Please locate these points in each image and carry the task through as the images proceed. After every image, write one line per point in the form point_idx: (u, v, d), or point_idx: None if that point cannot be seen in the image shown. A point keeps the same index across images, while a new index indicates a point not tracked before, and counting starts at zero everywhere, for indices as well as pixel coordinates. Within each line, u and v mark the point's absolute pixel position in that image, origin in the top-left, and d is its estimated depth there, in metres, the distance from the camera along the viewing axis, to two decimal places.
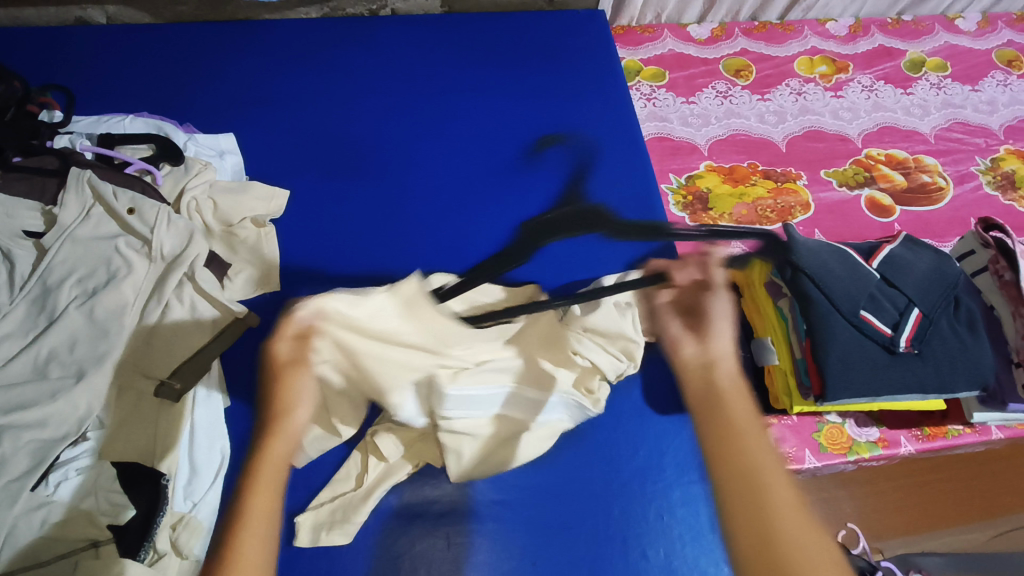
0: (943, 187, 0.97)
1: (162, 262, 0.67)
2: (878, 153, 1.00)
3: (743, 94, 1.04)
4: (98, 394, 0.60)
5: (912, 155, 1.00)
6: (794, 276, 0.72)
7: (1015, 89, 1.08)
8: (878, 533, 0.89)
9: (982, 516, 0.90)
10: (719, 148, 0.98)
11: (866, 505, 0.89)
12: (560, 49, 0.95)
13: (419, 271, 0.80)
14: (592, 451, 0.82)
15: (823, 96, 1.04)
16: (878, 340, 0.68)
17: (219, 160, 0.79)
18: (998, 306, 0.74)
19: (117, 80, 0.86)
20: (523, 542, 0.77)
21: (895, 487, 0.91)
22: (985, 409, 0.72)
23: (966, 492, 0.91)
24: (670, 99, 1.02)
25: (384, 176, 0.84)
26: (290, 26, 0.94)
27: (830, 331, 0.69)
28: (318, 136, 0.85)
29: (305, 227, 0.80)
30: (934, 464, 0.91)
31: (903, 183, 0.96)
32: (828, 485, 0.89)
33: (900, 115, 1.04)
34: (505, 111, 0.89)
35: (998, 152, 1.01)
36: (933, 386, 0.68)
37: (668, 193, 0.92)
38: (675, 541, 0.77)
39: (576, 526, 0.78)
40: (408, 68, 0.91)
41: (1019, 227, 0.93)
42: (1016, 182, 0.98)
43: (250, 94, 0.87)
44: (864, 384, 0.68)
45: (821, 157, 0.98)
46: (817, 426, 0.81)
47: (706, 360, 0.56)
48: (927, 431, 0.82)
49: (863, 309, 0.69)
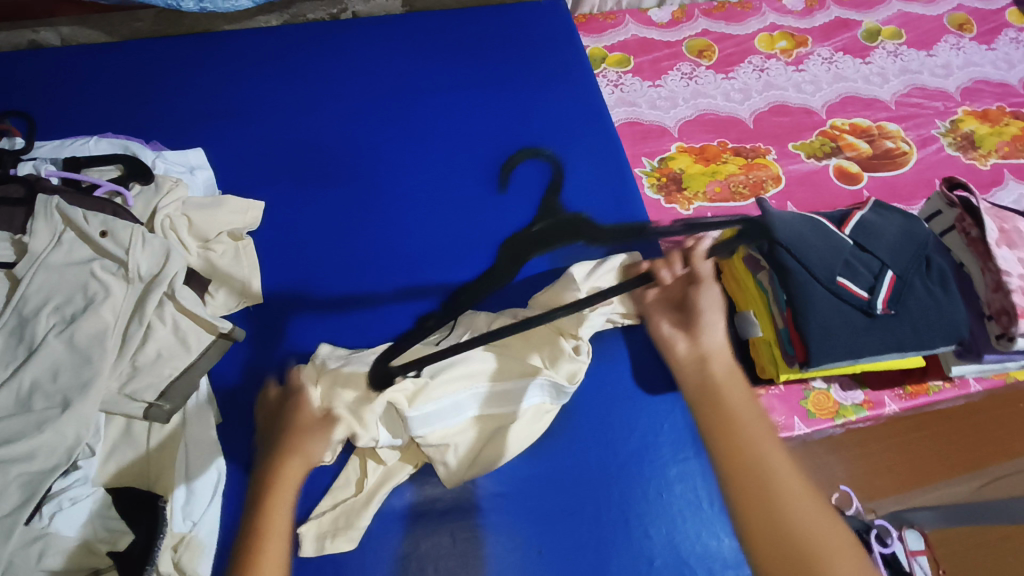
0: (907, 151, 1.06)
1: (140, 283, 0.66)
2: (843, 123, 1.09)
3: (708, 74, 1.12)
4: (85, 422, 0.58)
5: (876, 123, 1.08)
6: (771, 249, 0.73)
7: (967, 51, 1.17)
8: (871, 495, 0.89)
9: (968, 468, 0.90)
10: (688, 129, 1.07)
11: (858, 468, 0.89)
12: (522, 40, 1.01)
13: (400, 262, 0.83)
14: (581, 430, 0.73)
15: (784, 71, 1.13)
16: (856, 304, 0.70)
17: (190, 176, 0.82)
18: (967, 262, 0.78)
19: (102, 102, 0.90)
20: (527, 532, 0.68)
21: (884, 447, 0.90)
22: (963, 362, 0.78)
23: (949, 446, 0.91)
24: (637, 83, 1.10)
25: (357, 180, 0.88)
26: (249, 35, 0.98)
27: (809, 298, 0.70)
28: (291, 143, 0.90)
29: (284, 234, 0.84)
30: (916, 422, 0.91)
31: (868, 150, 1.05)
32: (820, 452, 0.88)
33: (861, 83, 1.13)
34: (476, 104, 0.94)
35: (956, 114, 1.10)
36: (911, 344, 0.71)
37: (642, 177, 1.00)
38: (677, 518, 0.69)
39: (582, 513, 0.69)
40: (375, 69, 0.96)
41: (981, 183, 1.02)
42: (976, 140, 1.07)
43: (216, 107, 0.91)
44: (846, 349, 0.70)
45: (787, 130, 1.07)
46: (803, 394, 0.85)
47: (700, 354, 0.64)
48: (908, 389, 0.86)
49: (840, 276, 0.71)
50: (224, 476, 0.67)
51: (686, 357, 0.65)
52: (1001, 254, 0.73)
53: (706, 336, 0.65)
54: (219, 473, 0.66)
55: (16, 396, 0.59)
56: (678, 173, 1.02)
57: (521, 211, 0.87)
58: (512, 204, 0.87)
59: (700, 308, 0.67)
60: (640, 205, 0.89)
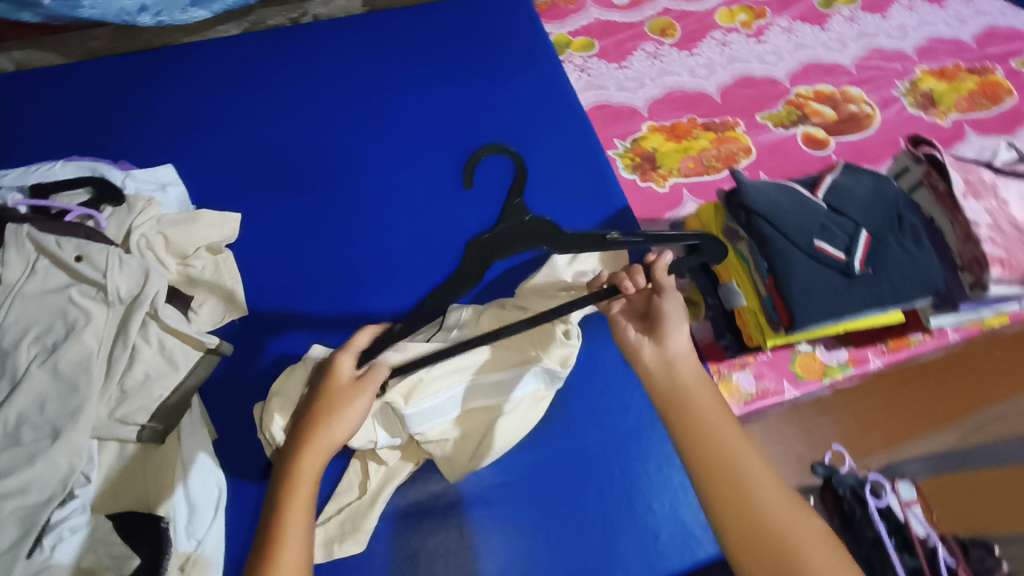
0: (870, 114, 1.08)
1: (121, 305, 0.65)
2: (807, 91, 1.10)
3: (671, 52, 1.13)
4: (78, 450, 0.57)
5: (838, 89, 1.10)
6: (748, 219, 0.74)
7: (920, 12, 1.20)
8: (862, 452, 0.90)
9: (951, 419, 0.92)
10: (657, 108, 1.08)
11: (846, 425, 0.90)
12: (485, 32, 1.01)
13: (384, 264, 0.83)
14: (578, 412, 0.74)
15: (746, 44, 1.14)
16: (834, 266, 0.72)
17: (163, 194, 0.80)
18: (936, 216, 0.80)
19: (64, 124, 0.88)
20: (532, 517, 0.69)
21: (869, 402, 0.92)
22: (939, 314, 0.81)
23: (931, 398, 0.93)
24: (603, 66, 1.11)
25: (332, 184, 0.88)
26: (209, 46, 0.97)
27: (789, 264, 0.72)
28: (262, 152, 0.89)
29: (264, 244, 0.83)
30: (900, 377, 0.93)
31: (833, 115, 1.07)
32: (809, 414, 0.90)
33: (822, 50, 1.15)
34: (445, 99, 0.94)
35: (915, 73, 1.12)
36: (890, 299, 0.73)
37: (617, 159, 1.01)
38: (679, 490, 0.71)
39: (584, 494, 0.70)
40: (340, 71, 0.95)
41: (944, 139, 1.05)
42: (935, 99, 1.09)
43: (183, 121, 0.90)
44: (828, 309, 0.72)
45: (753, 102, 1.08)
46: (791, 358, 0.88)
47: (665, 361, 0.60)
48: (890, 344, 0.91)
49: (817, 239, 0.72)
50: (224, 491, 0.67)
51: (654, 364, 0.61)
52: (968, 207, 0.76)
53: (672, 340, 0.61)
54: (219, 488, 0.66)
55: (4, 429, 0.58)
56: (651, 152, 1.03)
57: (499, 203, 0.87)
58: (490, 197, 0.88)
59: (663, 314, 0.62)
60: (616, 187, 0.90)
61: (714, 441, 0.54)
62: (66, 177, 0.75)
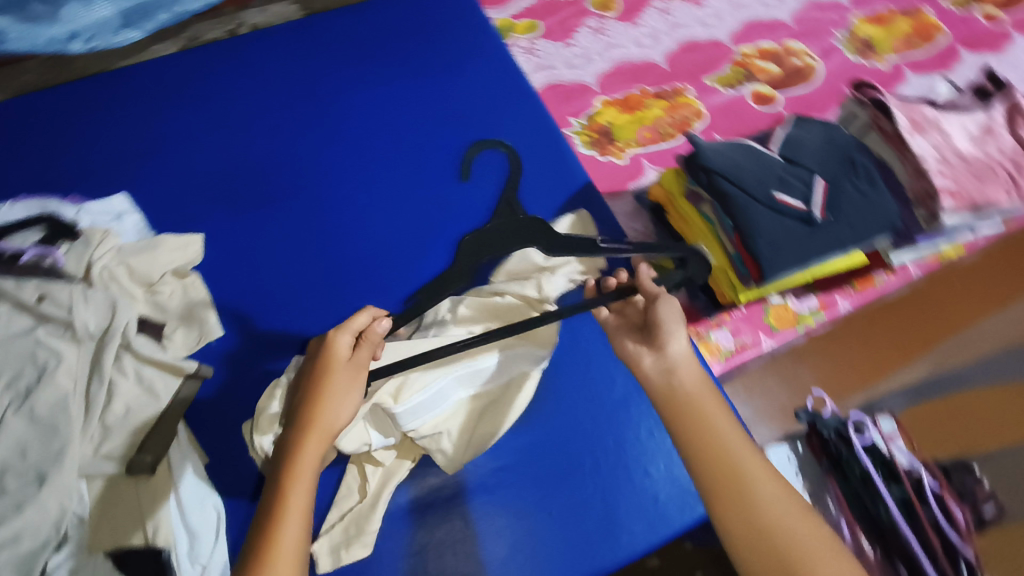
0: (813, 65, 1.10)
1: (92, 340, 0.64)
2: (750, 49, 1.12)
3: (615, 25, 1.14)
4: (68, 491, 0.56)
5: (780, 44, 1.12)
6: (709, 179, 0.76)
7: None
8: (841, 396, 0.93)
9: (920, 350, 0.96)
10: (608, 82, 1.08)
11: (823, 371, 0.93)
12: (429, 24, 1.00)
13: (356, 267, 0.83)
14: (565, 389, 0.75)
15: (687, 9, 1.16)
16: (795, 216, 0.74)
17: (117, 223, 0.81)
18: (886, 156, 0.82)
19: (5, 164, 0.85)
20: (533, 498, 0.70)
21: (842, 346, 0.94)
22: (899, 250, 0.82)
23: (901, 333, 0.96)
24: (550, 46, 1.11)
25: (293, 193, 0.87)
26: (148, 66, 0.94)
27: (753, 218, 0.73)
28: (217, 170, 0.87)
29: (231, 261, 0.82)
30: (869, 317, 0.95)
31: (778, 71, 1.09)
32: (787, 363, 0.93)
33: (760, 8, 1.17)
34: (397, 96, 0.94)
35: (851, 21, 1.15)
36: (850, 241, 0.75)
37: (574, 137, 1.02)
38: (673, 451, 0.72)
39: (581, 468, 0.72)
40: (287, 79, 0.94)
41: (885, 82, 1.08)
42: (873, 44, 1.12)
43: (130, 147, 0.88)
44: (794, 257, 0.73)
45: (700, 66, 1.10)
46: (765, 311, 0.90)
47: (665, 368, 0.64)
48: (856, 285, 0.94)
49: (776, 191, 0.74)
50: (224, 513, 0.66)
51: (654, 371, 0.64)
52: (914, 142, 0.79)
53: (672, 346, 0.64)
54: (218, 511, 0.65)
55: None
56: (607, 126, 1.05)
57: (467, 194, 0.88)
58: (456, 188, 0.88)
59: (660, 320, 0.65)
60: (577, 165, 0.91)
61: (718, 454, 0.57)
62: (19, 216, 0.80)
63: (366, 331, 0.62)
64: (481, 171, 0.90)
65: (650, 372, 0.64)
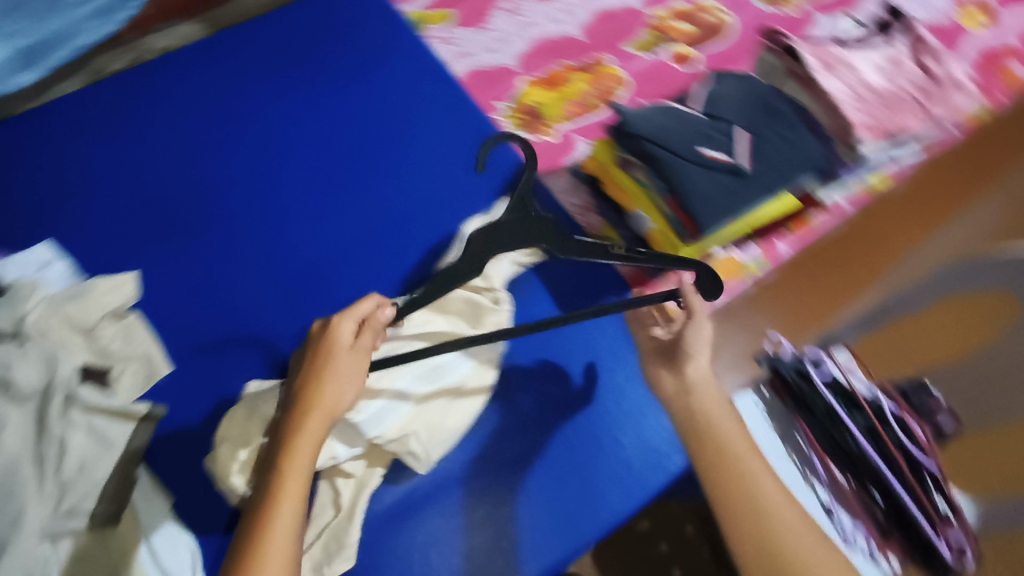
0: (726, 21, 1.12)
1: (34, 397, 0.61)
2: (664, 11, 1.13)
3: (530, 3, 1.12)
4: (30, 556, 0.55)
5: (692, 3, 1.14)
6: (635, 144, 0.77)
7: None
8: (795, 335, 0.97)
9: (868, 282, 0.99)
10: (529, 61, 1.07)
11: (774, 315, 0.97)
12: (340, 25, 0.98)
13: (301, 282, 0.82)
14: (526, 374, 0.77)
15: None
16: (722, 167, 0.76)
17: (45, 272, 0.78)
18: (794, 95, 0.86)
19: None
20: (508, 483, 0.72)
21: (791, 289, 0.99)
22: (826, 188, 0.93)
23: (846, 270, 1.00)
24: (467, 33, 1.09)
25: (226, 218, 0.85)
26: (51, 107, 0.90)
27: (682, 174, 0.75)
28: (142, 205, 0.85)
29: (171, 296, 0.80)
30: (812, 257, 1.00)
31: (693, 30, 1.11)
32: (739, 311, 0.96)
33: None
34: (316, 103, 0.92)
35: None
36: (777, 183, 0.77)
37: (503, 121, 1.01)
38: (637, 417, 0.75)
39: (552, 447, 0.74)
40: (201, 101, 0.91)
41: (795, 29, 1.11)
42: None
43: (47, 194, 0.84)
44: (727, 208, 0.75)
45: (617, 34, 1.10)
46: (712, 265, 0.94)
47: (684, 387, 0.65)
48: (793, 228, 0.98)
49: (701, 147, 0.77)
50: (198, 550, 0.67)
51: (673, 392, 0.66)
52: (822, 77, 0.83)
53: (692, 368, 0.66)
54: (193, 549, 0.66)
55: None
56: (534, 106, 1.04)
57: (416, 193, 0.88)
58: (391, 189, 0.88)
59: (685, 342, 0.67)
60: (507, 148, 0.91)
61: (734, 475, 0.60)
62: None
63: (368, 318, 0.61)
64: (413, 167, 0.89)
65: (669, 393, 0.66)
